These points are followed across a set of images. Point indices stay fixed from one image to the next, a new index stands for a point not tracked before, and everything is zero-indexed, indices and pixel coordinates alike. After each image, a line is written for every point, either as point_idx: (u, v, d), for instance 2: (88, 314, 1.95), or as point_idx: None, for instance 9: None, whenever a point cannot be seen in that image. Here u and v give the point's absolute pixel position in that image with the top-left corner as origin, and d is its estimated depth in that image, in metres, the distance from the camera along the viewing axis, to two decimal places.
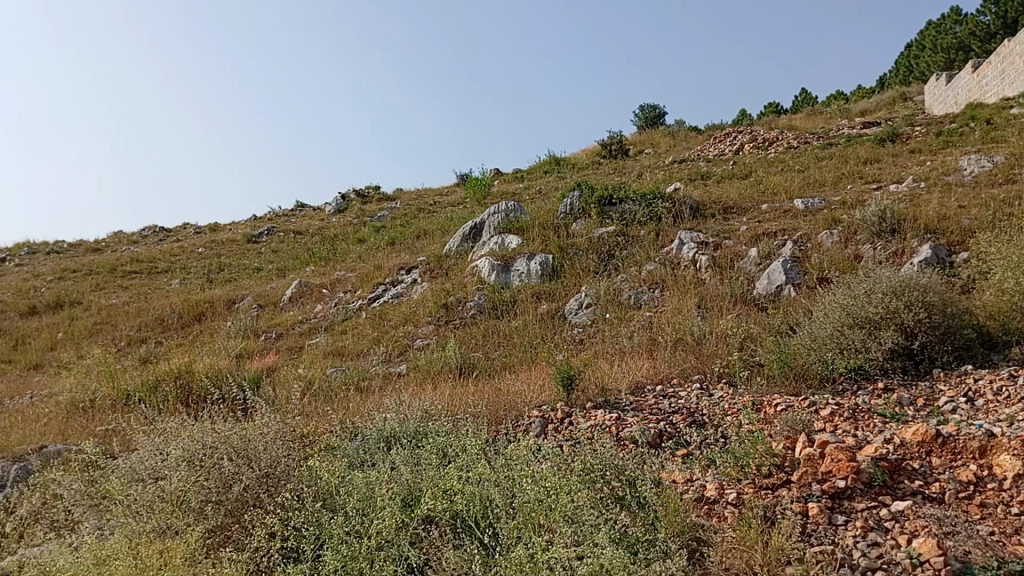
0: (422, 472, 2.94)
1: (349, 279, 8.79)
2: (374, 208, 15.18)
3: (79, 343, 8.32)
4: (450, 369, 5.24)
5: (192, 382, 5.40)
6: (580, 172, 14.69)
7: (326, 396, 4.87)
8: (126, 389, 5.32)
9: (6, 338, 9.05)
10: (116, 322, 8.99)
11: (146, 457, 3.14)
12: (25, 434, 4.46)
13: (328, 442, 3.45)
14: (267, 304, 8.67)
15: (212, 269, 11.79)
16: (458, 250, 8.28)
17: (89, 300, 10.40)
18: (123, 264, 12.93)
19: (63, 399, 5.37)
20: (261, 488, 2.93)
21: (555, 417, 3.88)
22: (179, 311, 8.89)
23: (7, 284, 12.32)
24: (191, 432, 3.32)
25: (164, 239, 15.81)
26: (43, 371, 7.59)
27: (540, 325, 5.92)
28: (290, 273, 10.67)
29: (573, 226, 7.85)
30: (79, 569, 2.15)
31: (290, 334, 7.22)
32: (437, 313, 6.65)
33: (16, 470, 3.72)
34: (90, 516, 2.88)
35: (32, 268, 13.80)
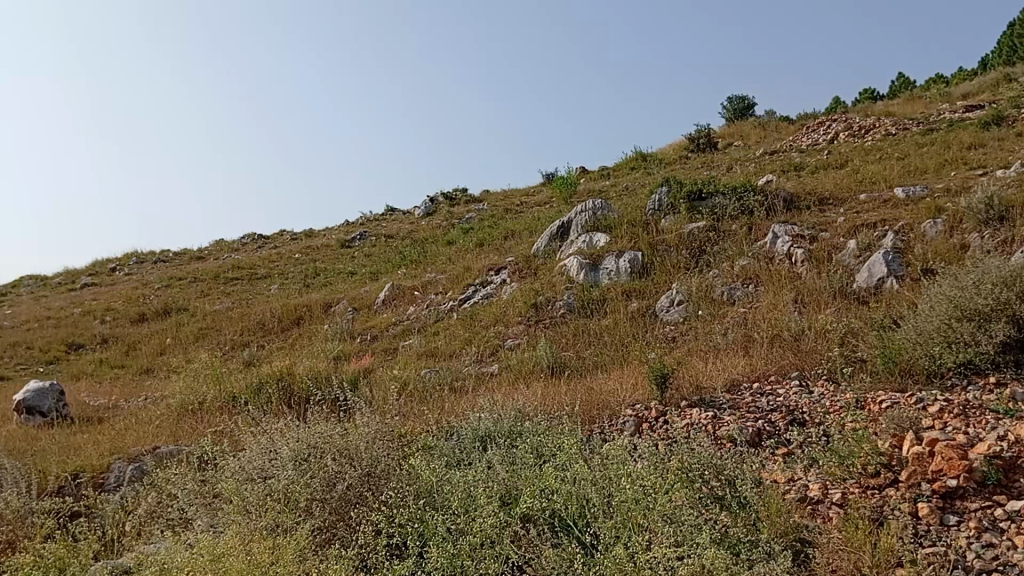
0: (519, 471, 2.96)
1: (439, 281, 8.91)
2: (462, 210, 15.35)
3: (186, 349, 8.69)
4: (542, 368, 5.25)
5: (293, 385, 5.58)
6: (668, 167, 14.51)
7: (422, 396, 4.96)
8: (232, 392, 5.53)
9: (119, 344, 9.52)
10: (219, 328, 9.35)
11: (255, 457, 3.27)
12: (140, 435, 4.70)
13: (426, 442, 3.51)
14: (362, 307, 8.86)
15: (308, 274, 12.15)
16: (547, 250, 8.29)
17: (194, 307, 10.85)
18: (225, 271, 13.44)
19: (173, 402, 5.62)
20: (364, 486, 3.01)
21: (650, 416, 3.85)
22: (279, 315, 9.18)
23: (119, 293, 12.96)
24: (296, 433, 3.44)
25: (262, 246, 16.35)
26: (154, 374, 7.96)
27: (631, 324, 5.88)
28: (383, 276, 10.88)
29: (663, 222, 7.76)
30: (197, 560, 2.25)
31: (384, 336, 7.37)
32: (528, 313, 6.68)
33: (133, 470, 3.92)
34: (203, 514, 3.02)
35: (141, 276, 14.50)
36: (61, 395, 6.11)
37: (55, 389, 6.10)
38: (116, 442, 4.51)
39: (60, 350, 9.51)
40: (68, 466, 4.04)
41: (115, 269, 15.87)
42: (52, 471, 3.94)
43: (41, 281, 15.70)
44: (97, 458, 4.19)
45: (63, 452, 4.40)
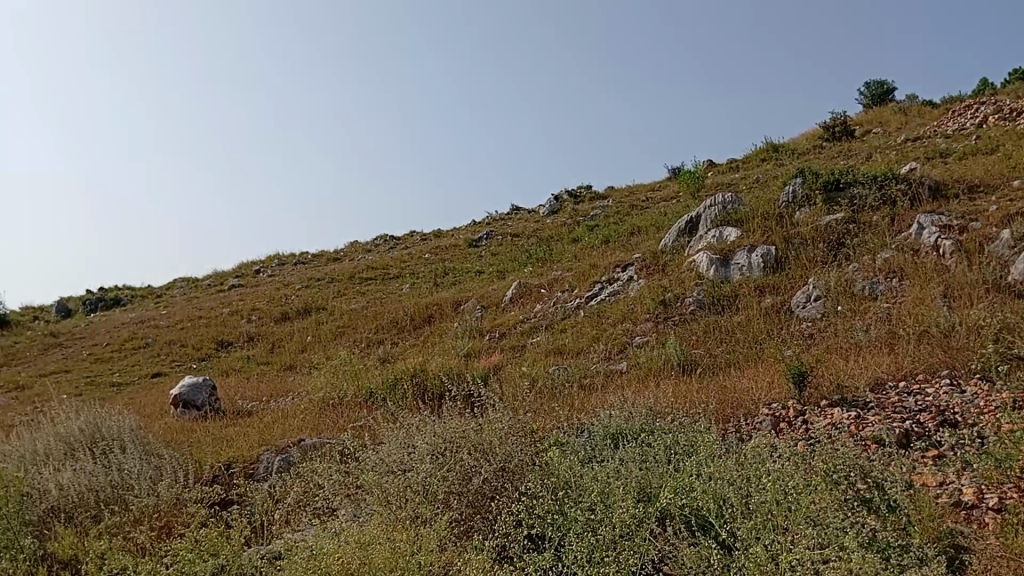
0: (653, 468, 2.94)
1: (566, 278, 8.93)
2: (587, 207, 15.32)
3: (325, 346, 9.07)
4: (672, 366, 5.19)
5: (426, 381, 5.74)
6: (800, 158, 14.01)
7: (551, 393, 4.99)
8: (369, 388, 5.74)
9: (264, 342, 10.04)
10: (355, 327, 9.70)
11: (394, 451, 3.38)
12: (286, 428, 4.95)
13: (558, 438, 3.53)
14: (490, 305, 8.99)
15: (438, 273, 12.44)
16: (675, 245, 8.16)
17: (332, 306, 11.30)
18: (359, 271, 13.93)
19: (314, 397, 5.87)
20: (499, 481, 3.07)
21: (788, 415, 3.74)
22: (411, 314, 9.45)
23: (262, 293, 13.66)
24: (432, 428, 3.54)
25: (394, 247, 16.85)
26: (296, 371, 8.35)
27: (766, 321, 5.72)
28: (510, 274, 11.02)
29: (797, 214, 7.51)
30: (344, 545, 2.36)
31: (512, 334, 7.46)
32: (656, 310, 6.60)
33: (280, 461, 4.12)
34: (347, 504, 3.16)
35: (282, 278, 15.23)
36: (213, 390, 6.49)
37: (208, 384, 6.47)
38: (264, 434, 4.77)
39: (210, 348, 10.11)
40: (222, 457, 4.30)
41: (258, 271, 16.74)
42: (208, 461, 4.21)
43: (193, 283, 16.75)
44: (247, 449, 4.44)
45: (215, 444, 4.68)
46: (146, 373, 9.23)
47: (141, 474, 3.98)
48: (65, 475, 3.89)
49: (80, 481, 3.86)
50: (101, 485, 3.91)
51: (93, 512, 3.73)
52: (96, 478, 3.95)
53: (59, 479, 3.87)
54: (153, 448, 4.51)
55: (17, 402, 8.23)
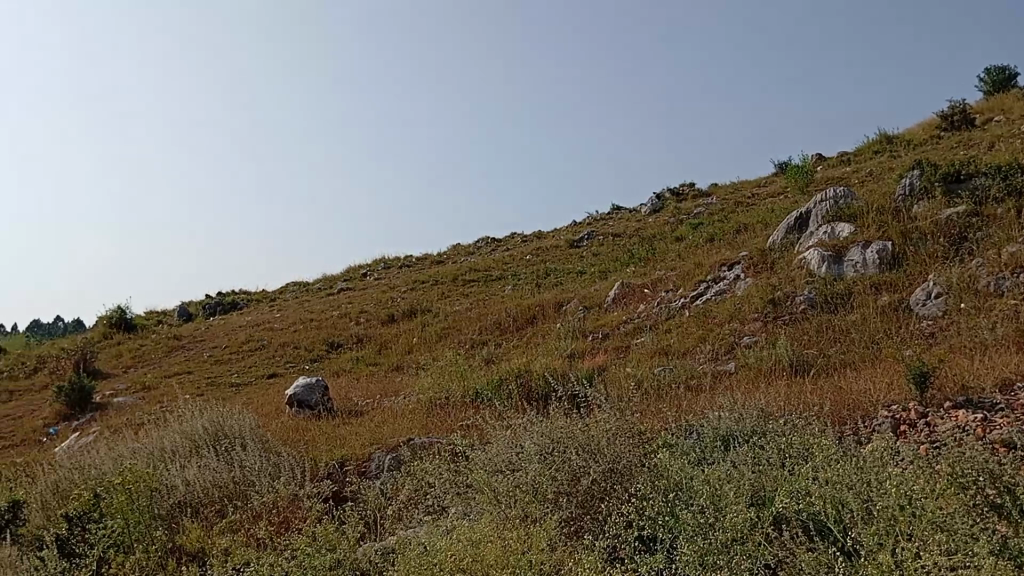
0: (766, 470, 2.87)
1: (670, 277, 8.82)
2: (690, 205, 15.08)
3: (431, 347, 9.25)
4: (783, 366, 5.05)
5: (531, 381, 5.79)
6: (916, 149, 13.40)
7: (658, 394, 4.94)
8: (474, 388, 5.82)
9: (372, 344, 10.30)
10: (459, 328, 9.83)
11: (502, 450, 3.42)
12: (396, 427, 5.07)
13: (666, 439, 3.49)
14: (593, 305, 8.97)
15: (540, 274, 12.50)
16: (783, 242, 7.93)
17: (436, 308, 11.51)
18: (462, 273, 14.12)
19: (421, 397, 5.99)
20: (608, 482, 3.08)
21: (909, 417, 3.59)
22: (513, 315, 9.52)
23: (369, 296, 14.01)
24: (539, 429, 3.58)
25: (496, 248, 17.01)
26: (403, 371, 8.55)
27: (882, 320, 5.50)
28: (612, 274, 10.96)
29: (915, 208, 7.19)
30: (456, 541, 2.41)
31: (616, 334, 7.42)
32: (764, 309, 6.45)
33: (391, 459, 4.23)
34: (456, 501, 3.22)
35: (388, 281, 15.60)
36: (325, 390, 6.70)
37: (321, 384, 6.70)
38: (375, 433, 4.90)
39: (322, 349, 10.45)
40: (335, 454, 4.44)
41: (365, 274, 17.19)
42: (323, 459, 4.35)
43: (304, 286, 17.35)
44: (359, 447, 4.57)
45: (329, 442, 4.84)
46: (262, 374, 9.62)
47: (260, 470, 4.15)
48: (190, 472, 4.09)
49: (204, 477, 4.06)
50: (224, 481, 4.09)
51: (217, 506, 3.91)
52: (219, 474, 4.14)
53: (186, 476, 4.07)
54: (271, 445, 4.69)
55: (145, 401, 8.70)
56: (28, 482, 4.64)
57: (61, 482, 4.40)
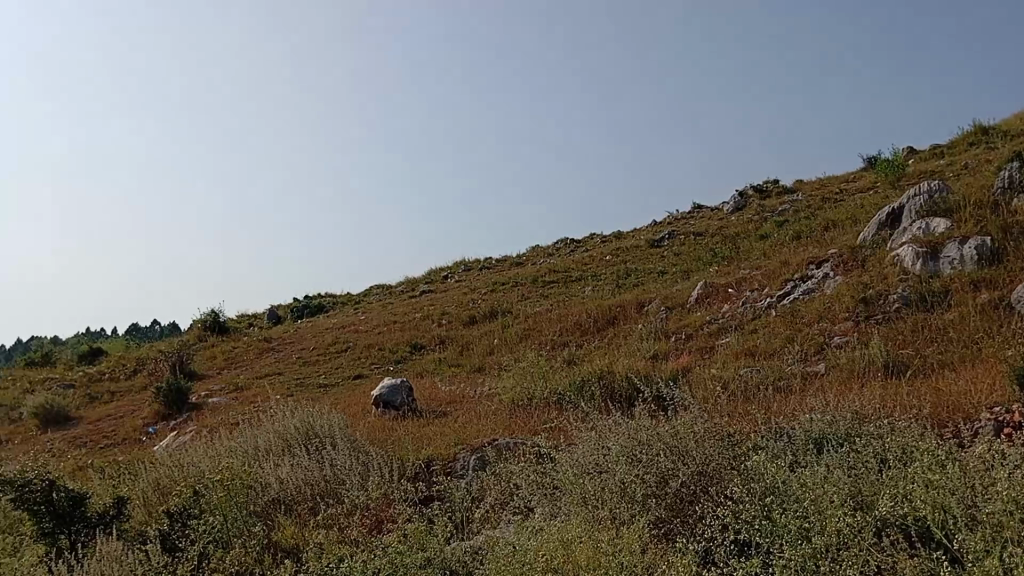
0: (863, 474, 2.80)
1: (755, 276, 8.65)
2: (775, 202, 14.76)
3: (513, 348, 9.30)
4: (877, 367, 4.90)
5: (614, 383, 5.76)
6: (1015, 140, 12.81)
7: (745, 396, 4.85)
8: (557, 390, 5.83)
9: (454, 345, 10.42)
10: (540, 329, 9.85)
11: (589, 452, 3.42)
12: (480, 427, 5.11)
13: (757, 441, 3.43)
14: (676, 305, 8.86)
15: (621, 274, 12.41)
16: (875, 239, 7.68)
17: (517, 309, 11.56)
18: (542, 274, 14.14)
19: (504, 398, 6.02)
20: (698, 485, 3.05)
21: (1014, 419, 3.42)
22: (594, 315, 9.48)
23: (451, 298, 14.17)
24: (625, 432, 3.56)
25: (575, 249, 16.98)
26: (485, 372, 8.61)
27: (981, 317, 5.27)
28: (695, 273, 10.82)
29: (1016, 202, 6.87)
30: (547, 541, 2.43)
31: (700, 334, 7.32)
32: (856, 309, 6.26)
33: (476, 460, 4.26)
34: (544, 501, 3.24)
35: (469, 282, 15.74)
36: (410, 390, 6.81)
37: (406, 385, 6.81)
38: (460, 433, 4.96)
39: (405, 351, 10.62)
40: (422, 454, 4.50)
41: (447, 276, 17.39)
42: (410, 458, 4.42)
43: (388, 289, 17.65)
44: (445, 447, 4.62)
45: (416, 441, 4.92)
46: (348, 375, 9.83)
47: (351, 469, 4.23)
48: (283, 470, 4.21)
49: (297, 476, 4.17)
50: (316, 479, 4.20)
51: (310, 504, 4.02)
52: (311, 473, 4.25)
53: (279, 474, 4.20)
54: (360, 445, 4.79)
55: (238, 401, 9.00)
56: (132, 479, 4.85)
57: (162, 479, 4.58)
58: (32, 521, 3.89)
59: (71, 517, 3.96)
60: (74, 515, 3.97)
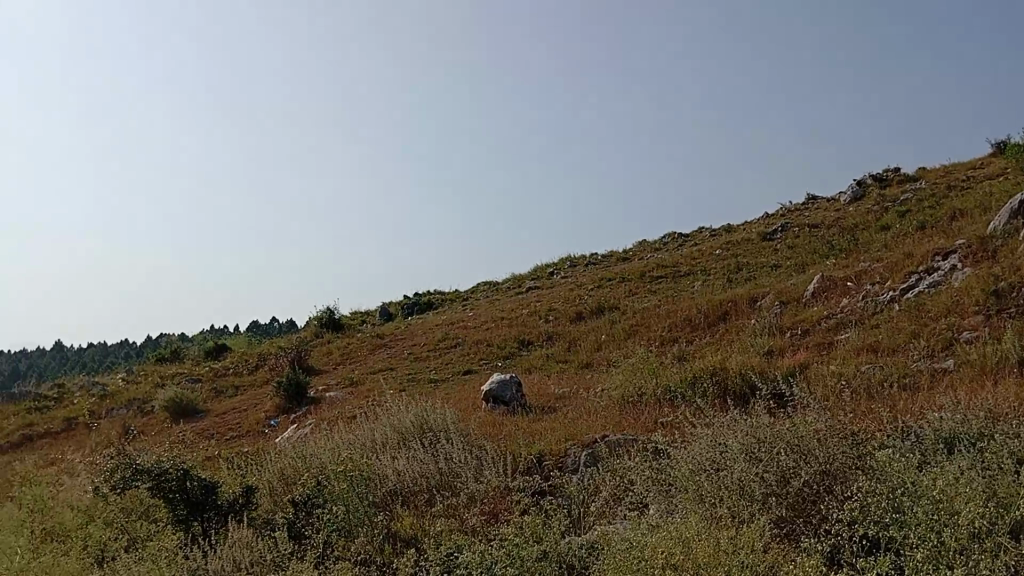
0: (1000, 475, 2.67)
1: (875, 269, 8.31)
2: (895, 192, 14.15)
3: (622, 344, 9.24)
4: (1012, 364, 4.63)
5: (728, 380, 5.65)
6: None
7: (868, 394, 4.68)
8: (669, 386, 5.76)
9: (562, 341, 10.44)
10: (649, 324, 9.75)
11: (705, 448, 3.38)
12: (590, 423, 5.10)
13: (882, 441, 3.31)
14: (790, 300, 8.60)
15: (731, 269, 12.15)
16: (1006, 228, 7.26)
17: (625, 305, 11.47)
18: (650, 269, 13.98)
19: (614, 393, 5.99)
20: (821, 484, 2.98)
21: None
22: (705, 310, 9.31)
23: (558, 294, 14.18)
24: (743, 429, 3.50)
25: (684, 243, 16.72)
26: (594, 369, 8.58)
27: None
28: (810, 267, 10.48)
29: None
30: (665, 536, 2.42)
31: (817, 330, 7.08)
32: (987, 303, 5.92)
33: (587, 456, 4.26)
34: (660, 497, 3.23)
35: (576, 278, 15.71)
36: (520, 385, 6.86)
37: (515, 380, 6.86)
38: (571, 429, 4.96)
39: (513, 347, 10.70)
40: (534, 449, 4.53)
41: (554, 272, 17.42)
42: (522, 453, 4.45)
43: (495, 286, 17.83)
44: (556, 443, 4.64)
45: (527, 437, 4.96)
46: (458, 370, 9.99)
47: (465, 463, 4.31)
48: (400, 462, 4.32)
49: (413, 469, 4.27)
50: (431, 472, 4.28)
51: (426, 496, 4.11)
52: (426, 466, 4.34)
53: (396, 466, 4.31)
54: (473, 439, 4.86)
55: (353, 395, 9.28)
56: (258, 469, 5.07)
57: (287, 470, 4.78)
58: (168, 508, 4.16)
59: (204, 504, 4.21)
60: (206, 503, 4.22)
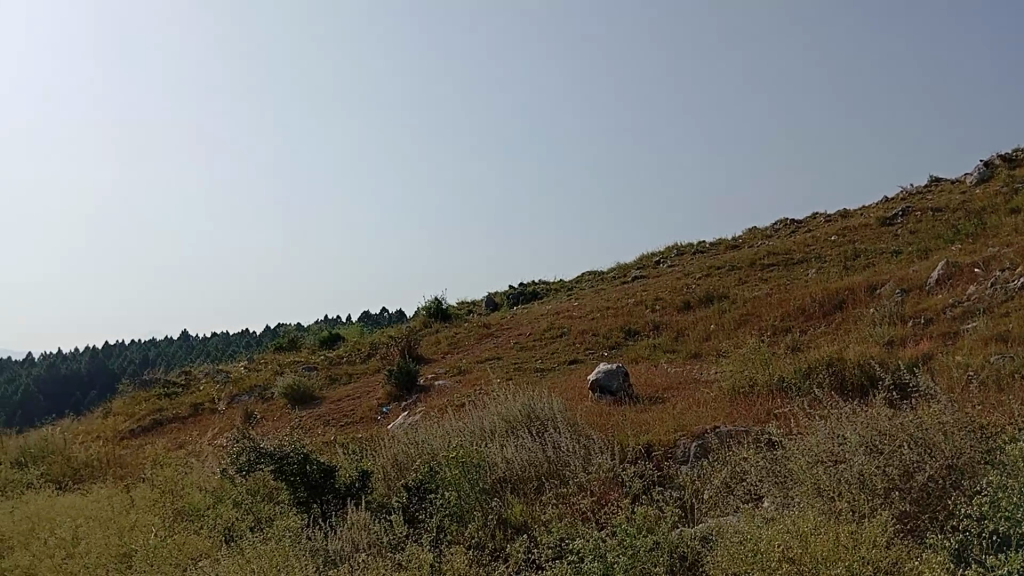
0: None
1: (1006, 255, 7.86)
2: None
3: (731, 334, 9.05)
4: None
5: (845, 371, 5.47)
6: None
7: (999, 386, 4.44)
8: (782, 375, 5.62)
9: (670, 330, 10.30)
10: (760, 314, 9.52)
11: (822, 440, 3.29)
12: (701, 414, 5.03)
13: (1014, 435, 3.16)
14: (912, 287, 8.23)
15: (847, 255, 11.72)
16: None
17: (735, 294, 11.22)
18: (761, 257, 13.62)
19: (724, 384, 5.88)
20: (947, 480, 2.87)
21: None
22: (820, 299, 9.01)
23: (665, 283, 13.99)
24: (862, 420, 3.40)
25: (796, 230, 16.22)
26: (703, 359, 8.44)
27: None
28: (933, 253, 10.00)
29: None
30: (782, 528, 2.38)
31: (941, 319, 6.76)
32: None
33: (697, 447, 4.21)
34: (774, 489, 3.17)
35: (683, 267, 15.47)
36: (627, 375, 6.81)
37: (622, 369, 6.82)
38: (680, 420, 4.91)
39: (620, 337, 10.64)
40: (643, 439, 4.50)
41: (660, 261, 17.20)
42: (631, 443, 4.44)
43: (601, 275, 17.75)
44: (665, 433, 4.59)
45: (636, 426, 4.93)
46: (565, 360, 10.00)
47: (573, 452, 4.33)
48: (509, 450, 4.38)
49: (522, 456, 4.32)
50: (539, 460, 4.33)
51: (535, 483, 4.15)
52: (535, 454, 4.39)
53: (505, 454, 4.37)
54: (580, 428, 4.87)
55: (461, 384, 9.43)
56: (372, 454, 5.23)
57: (400, 455, 4.91)
58: (290, 491, 4.34)
59: (323, 487, 4.37)
60: (325, 486, 4.38)
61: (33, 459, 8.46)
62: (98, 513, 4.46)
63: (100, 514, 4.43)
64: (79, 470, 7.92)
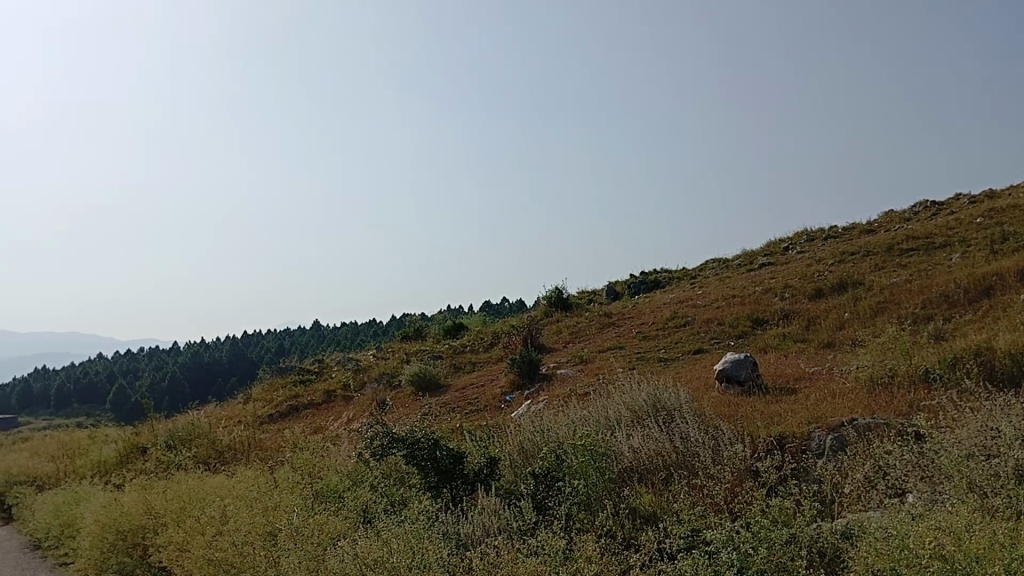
0: None
1: None
2: None
3: (867, 323, 8.67)
4: None
5: (995, 362, 5.15)
6: None
7: None
8: (924, 366, 5.34)
9: (800, 319, 9.95)
10: (899, 301, 9.07)
11: (974, 433, 3.13)
12: (837, 404, 4.85)
13: None
14: None
15: (994, 238, 11.02)
16: None
17: (870, 281, 10.73)
18: (899, 241, 12.97)
19: (861, 374, 5.64)
20: None
21: None
22: (964, 285, 8.51)
23: (794, 270, 13.53)
24: (1016, 413, 3.21)
25: (938, 212, 15.36)
26: (836, 348, 8.13)
27: None
28: None
29: None
30: (929, 523, 2.28)
31: None
32: None
33: (833, 439, 4.07)
34: (919, 484, 3.04)
35: (814, 253, 14.91)
36: (755, 365, 6.62)
37: (750, 359, 6.62)
38: (815, 410, 4.74)
39: (747, 326, 10.36)
40: (775, 429, 4.38)
41: (789, 246, 16.66)
42: (762, 433, 4.34)
43: (727, 262, 17.33)
44: (798, 424, 4.45)
45: (766, 417, 4.80)
46: (689, 349, 9.84)
47: (702, 442, 4.27)
48: (635, 440, 4.35)
49: (650, 446, 4.29)
50: (667, 450, 4.28)
51: (663, 474, 4.12)
52: (662, 443, 4.34)
53: (632, 443, 4.35)
54: (708, 418, 4.80)
55: (584, 373, 9.43)
56: (498, 441, 5.30)
57: (525, 442, 4.96)
58: (421, 475, 4.47)
59: (452, 473, 4.50)
60: (454, 472, 4.51)
61: (183, 442, 9.01)
62: (244, 493, 4.71)
63: (246, 493, 4.67)
64: (224, 453, 8.38)
